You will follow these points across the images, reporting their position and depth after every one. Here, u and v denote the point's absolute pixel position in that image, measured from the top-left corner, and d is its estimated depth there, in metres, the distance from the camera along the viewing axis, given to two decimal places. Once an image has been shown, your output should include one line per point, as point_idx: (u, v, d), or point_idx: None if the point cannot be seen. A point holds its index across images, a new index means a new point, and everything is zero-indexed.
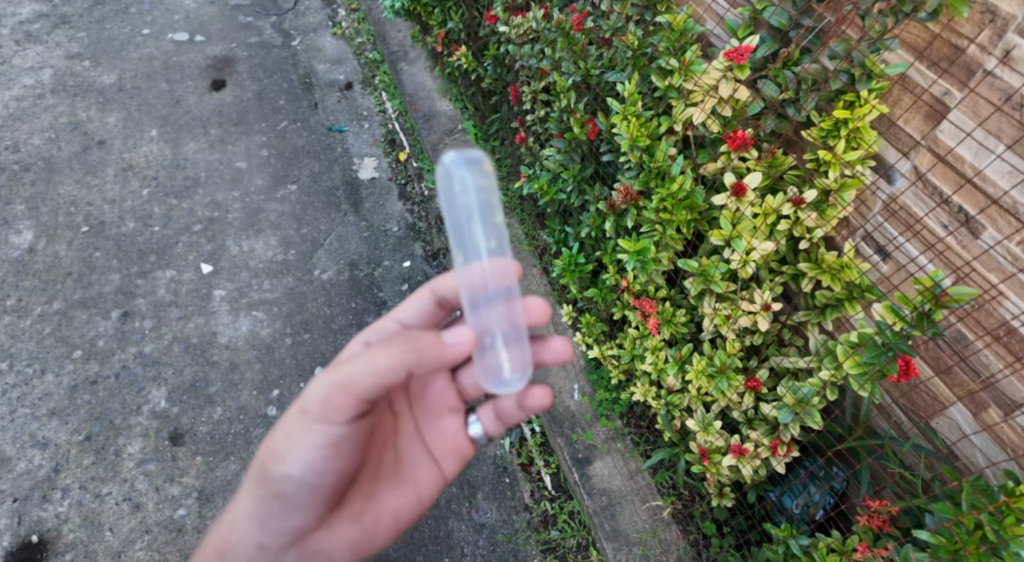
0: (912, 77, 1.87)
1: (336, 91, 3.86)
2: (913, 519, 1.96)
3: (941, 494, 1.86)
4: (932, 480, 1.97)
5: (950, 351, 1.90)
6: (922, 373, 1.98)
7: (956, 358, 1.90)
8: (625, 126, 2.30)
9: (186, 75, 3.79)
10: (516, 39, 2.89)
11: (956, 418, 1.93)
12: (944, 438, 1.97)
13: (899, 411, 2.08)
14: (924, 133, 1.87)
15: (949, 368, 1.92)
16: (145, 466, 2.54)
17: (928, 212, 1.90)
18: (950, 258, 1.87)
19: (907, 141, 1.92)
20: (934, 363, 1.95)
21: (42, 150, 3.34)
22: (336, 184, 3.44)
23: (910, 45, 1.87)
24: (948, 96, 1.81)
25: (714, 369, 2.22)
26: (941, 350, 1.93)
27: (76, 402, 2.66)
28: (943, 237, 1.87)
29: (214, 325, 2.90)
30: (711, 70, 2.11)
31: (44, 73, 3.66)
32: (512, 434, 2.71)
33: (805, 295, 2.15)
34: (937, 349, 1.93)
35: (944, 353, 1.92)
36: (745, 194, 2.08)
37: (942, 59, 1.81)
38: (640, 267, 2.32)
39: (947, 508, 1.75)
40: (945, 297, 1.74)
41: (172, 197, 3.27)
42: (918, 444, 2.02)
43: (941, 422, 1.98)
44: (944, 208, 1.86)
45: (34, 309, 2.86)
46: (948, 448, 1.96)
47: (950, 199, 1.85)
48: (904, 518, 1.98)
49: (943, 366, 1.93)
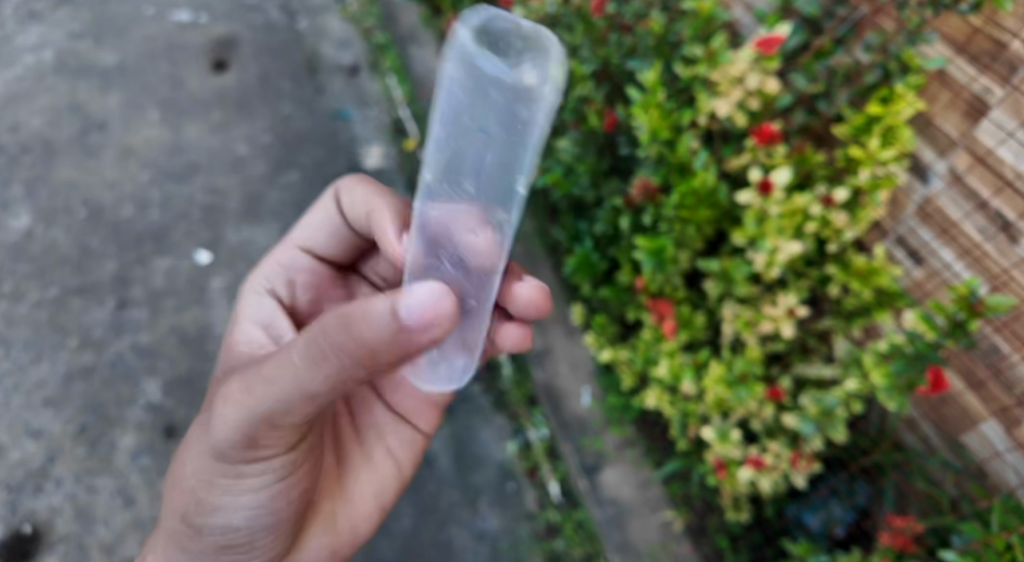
0: (952, 73, 1.74)
1: (342, 76, 3.72)
2: (937, 539, 1.84)
3: (970, 514, 1.75)
4: (960, 500, 1.82)
5: (982, 364, 1.77)
6: (953, 386, 1.85)
7: (990, 372, 1.76)
8: (645, 118, 2.11)
9: (189, 56, 3.69)
10: (533, 23, 2.75)
11: (988, 435, 1.79)
12: (975, 453, 1.83)
13: (929, 425, 1.93)
14: (963, 132, 1.74)
15: (982, 383, 1.79)
16: (138, 460, 2.46)
17: (965, 215, 1.77)
18: (988, 265, 1.73)
19: (943, 140, 1.78)
20: (966, 375, 1.82)
21: (42, 131, 3.25)
22: (340, 173, 3.33)
23: (950, 39, 1.74)
24: (988, 93, 1.68)
25: (734, 377, 2.05)
26: (973, 362, 1.79)
27: (70, 391, 2.57)
28: (979, 244, 1.74)
29: (211, 315, 2.80)
30: (738, 60, 1.94)
31: (46, 52, 3.56)
32: (518, 439, 2.56)
33: (832, 300, 2.04)
34: (969, 360, 1.80)
35: (976, 365, 1.79)
36: (771, 192, 1.90)
37: (982, 54, 1.68)
38: (658, 267, 2.13)
39: (975, 529, 1.58)
40: (981, 306, 1.58)
41: (173, 182, 3.18)
42: (945, 460, 1.88)
43: (972, 439, 1.83)
44: (982, 212, 1.73)
45: (30, 294, 2.77)
46: (978, 466, 1.82)
47: (989, 203, 1.72)
48: (929, 537, 1.85)
49: (975, 379, 1.80)
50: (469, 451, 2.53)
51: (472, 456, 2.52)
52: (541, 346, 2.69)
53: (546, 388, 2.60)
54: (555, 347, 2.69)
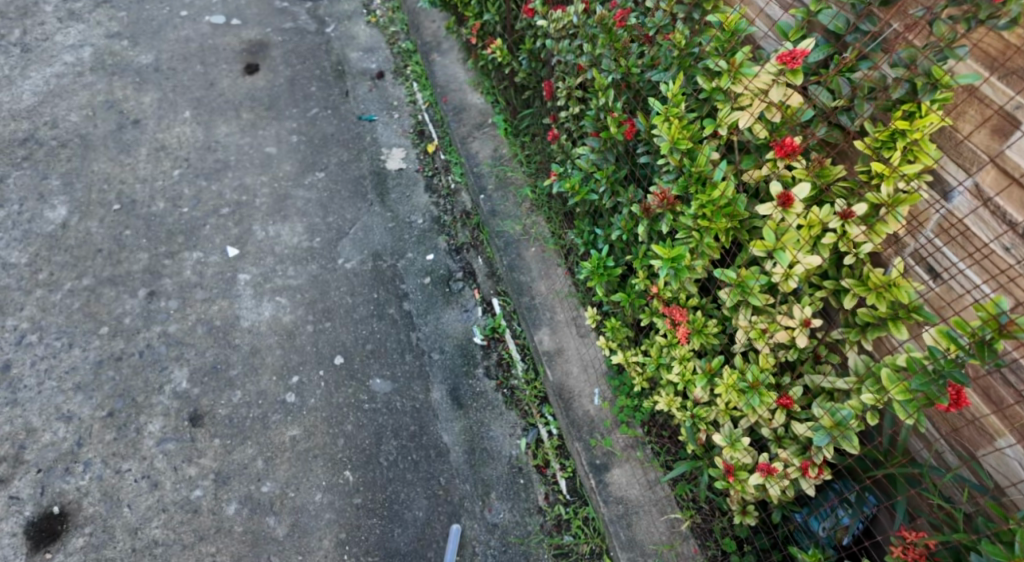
0: (984, 90, 1.66)
1: (368, 80, 3.91)
2: (952, 555, 1.75)
3: (989, 533, 1.68)
4: (976, 516, 1.77)
5: (1007, 386, 1.70)
6: (976, 407, 1.78)
7: (1016, 397, 1.69)
8: (666, 128, 2.25)
9: (221, 58, 3.86)
10: (554, 33, 2.84)
11: (1010, 457, 1.71)
12: (993, 474, 1.76)
13: (945, 444, 1.88)
14: (992, 150, 1.65)
15: (1006, 403, 1.71)
16: (164, 445, 2.51)
17: (993, 236, 1.68)
18: (1017, 286, 1.64)
19: (972, 158, 1.70)
20: (989, 395, 1.75)
21: (78, 127, 3.38)
22: (363, 173, 3.46)
23: (984, 55, 1.65)
24: (1021, 111, 1.59)
25: (746, 384, 2.13)
26: (999, 382, 1.72)
27: (101, 377, 2.65)
28: (1009, 265, 1.65)
29: (237, 308, 2.90)
30: (762, 73, 2.00)
31: (84, 51, 3.74)
32: (529, 435, 2.67)
33: (845, 312, 2.00)
34: (994, 381, 1.73)
35: (1002, 387, 1.71)
36: (792, 205, 1.95)
37: (1018, 71, 1.58)
38: (673, 275, 2.27)
39: (998, 551, 1.58)
40: (1010, 327, 1.57)
41: (202, 179, 3.29)
42: (962, 476, 1.82)
43: (991, 458, 1.77)
44: (1011, 232, 1.65)
45: (64, 283, 2.87)
46: (998, 486, 1.75)
47: (1019, 224, 1.63)
48: (943, 553, 1.78)
49: (999, 400, 1.73)
50: (482, 445, 2.63)
51: (484, 451, 2.62)
52: (552, 346, 2.77)
53: (557, 387, 2.66)
54: (567, 347, 2.76)
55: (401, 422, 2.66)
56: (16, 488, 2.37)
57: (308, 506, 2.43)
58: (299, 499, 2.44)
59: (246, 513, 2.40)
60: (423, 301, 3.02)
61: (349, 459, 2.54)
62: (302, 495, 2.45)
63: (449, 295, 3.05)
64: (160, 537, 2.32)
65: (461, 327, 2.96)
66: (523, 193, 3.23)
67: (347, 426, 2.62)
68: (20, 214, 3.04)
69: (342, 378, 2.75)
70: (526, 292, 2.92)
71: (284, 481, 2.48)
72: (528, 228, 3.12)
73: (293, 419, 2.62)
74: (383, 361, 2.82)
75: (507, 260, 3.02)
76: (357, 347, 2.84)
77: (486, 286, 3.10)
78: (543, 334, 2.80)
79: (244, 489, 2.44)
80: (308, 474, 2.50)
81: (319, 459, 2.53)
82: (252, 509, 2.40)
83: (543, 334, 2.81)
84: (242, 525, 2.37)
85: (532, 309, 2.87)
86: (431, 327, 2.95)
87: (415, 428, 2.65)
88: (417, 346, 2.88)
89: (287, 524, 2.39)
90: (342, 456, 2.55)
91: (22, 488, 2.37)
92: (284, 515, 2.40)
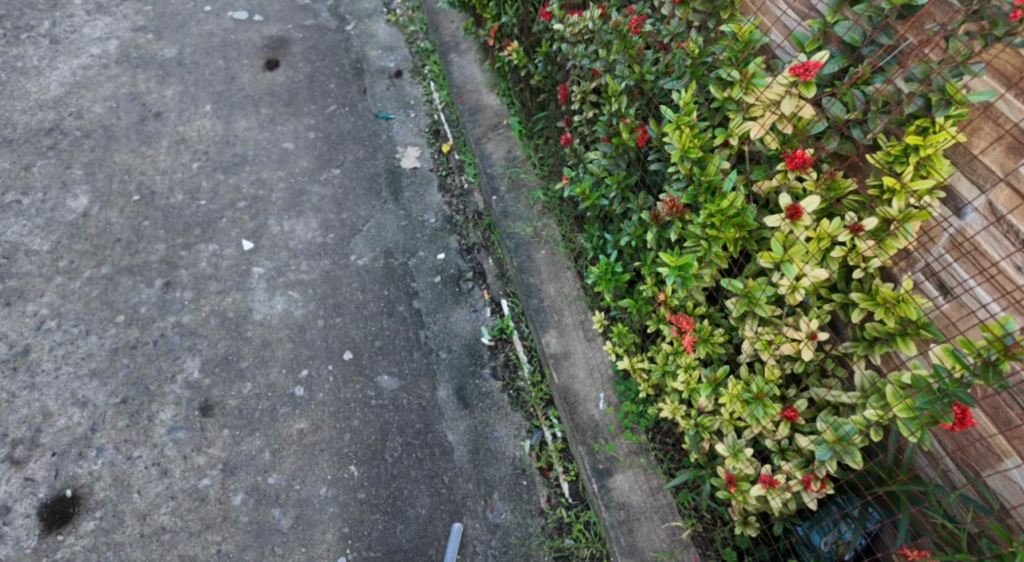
0: (1000, 107, 1.63)
1: (385, 79, 3.93)
2: None
3: (993, 555, 1.66)
4: (979, 537, 1.74)
5: (1014, 407, 1.67)
6: (982, 427, 1.76)
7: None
8: (677, 136, 2.25)
9: (242, 53, 3.91)
10: (571, 37, 2.87)
11: (1015, 478, 1.69)
12: (999, 496, 1.73)
13: (951, 462, 1.86)
14: (1006, 168, 1.63)
15: (1014, 424, 1.68)
16: (175, 434, 2.55)
17: (1005, 254, 1.66)
18: None
19: (986, 175, 1.68)
20: (995, 416, 1.72)
21: (102, 118, 3.44)
22: (378, 171, 3.48)
23: (1000, 72, 1.62)
24: None
25: (750, 395, 2.12)
26: (1007, 404, 1.69)
27: (116, 364, 2.69)
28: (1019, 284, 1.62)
29: (250, 301, 2.93)
30: (775, 84, 1.99)
31: (110, 43, 3.81)
32: (533, 437, 2.67)
33: (854, 326, 1.98)
34: (1002, 402, 1.70)
35: (1009, 408, 1.68)
36: (801, 217, 1.93)
37: None
38: (680, 283, 2.26)
39: None
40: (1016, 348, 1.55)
41: (220, 172, 3.34)
42: (967, 496, 1.80)
43: (996, 479, 1.74)
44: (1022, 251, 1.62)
45: (83, 271, 2.92)
46: (1003, 507, 1.72)
47: None
48: None
49: (1006, 421, 1.69)
50: (486, 445, 2.64)
51: (488, 450, 2.63)
52: (560, 349, 2.77)
53: (562, 390, 2.67)
54: (573, 351, 2.76)
55: (406, 420, 2.68)
56: (31, 470, 2.42)
57: (312, 499, 2.45)
58: (304, 492, 2.47)
59: (252, 503, 2.43)
60: (432, 300, 3.04)
61: (354, 454, 2.56)
62: (308, 488, 2.47)
63: (458, 294, 3.07)
64: (168, 524, 2.36)
65: (469, 327, 2.97)
66: (535, 195, 3.23)
67: (353, 421, 2.65)
68: (43, 202, 3.10)
69: (350, 374, 2.77)
70: (534, 295, 2.93)
71: (291, 473, 2.50)
72: (539, 230, 3.13)
73: (301, 412, 2.65)
74: (391, 359, 2.83)
75: (516, 261, 3.03)
76: (366, 343, 2.87)
77: (495, 287, 3.10)
78: (550, 337, 2.81)
79: (252, 480, 2.47)
80: (314, 467, 2.52)
81: (325, 453, 2.56)
82: (257, 500, 2.43)
83: (551, 336, 2.81)
84: (248, 515, 2.40)
85: (539, 312, 2.88)
86: (439, 325, 2.96)
87: (421, 426, 2.66)
88: (424, 345, 2.89)
89: (291, 516, 2.41)
90: (348, 450, 2.57)
91: (36, 470, 2.42)
92: (289, 507, 2.43)
